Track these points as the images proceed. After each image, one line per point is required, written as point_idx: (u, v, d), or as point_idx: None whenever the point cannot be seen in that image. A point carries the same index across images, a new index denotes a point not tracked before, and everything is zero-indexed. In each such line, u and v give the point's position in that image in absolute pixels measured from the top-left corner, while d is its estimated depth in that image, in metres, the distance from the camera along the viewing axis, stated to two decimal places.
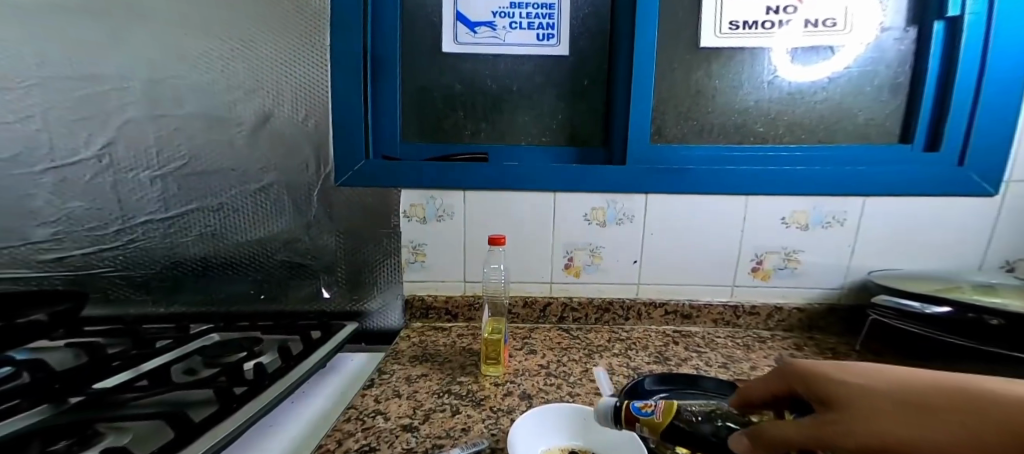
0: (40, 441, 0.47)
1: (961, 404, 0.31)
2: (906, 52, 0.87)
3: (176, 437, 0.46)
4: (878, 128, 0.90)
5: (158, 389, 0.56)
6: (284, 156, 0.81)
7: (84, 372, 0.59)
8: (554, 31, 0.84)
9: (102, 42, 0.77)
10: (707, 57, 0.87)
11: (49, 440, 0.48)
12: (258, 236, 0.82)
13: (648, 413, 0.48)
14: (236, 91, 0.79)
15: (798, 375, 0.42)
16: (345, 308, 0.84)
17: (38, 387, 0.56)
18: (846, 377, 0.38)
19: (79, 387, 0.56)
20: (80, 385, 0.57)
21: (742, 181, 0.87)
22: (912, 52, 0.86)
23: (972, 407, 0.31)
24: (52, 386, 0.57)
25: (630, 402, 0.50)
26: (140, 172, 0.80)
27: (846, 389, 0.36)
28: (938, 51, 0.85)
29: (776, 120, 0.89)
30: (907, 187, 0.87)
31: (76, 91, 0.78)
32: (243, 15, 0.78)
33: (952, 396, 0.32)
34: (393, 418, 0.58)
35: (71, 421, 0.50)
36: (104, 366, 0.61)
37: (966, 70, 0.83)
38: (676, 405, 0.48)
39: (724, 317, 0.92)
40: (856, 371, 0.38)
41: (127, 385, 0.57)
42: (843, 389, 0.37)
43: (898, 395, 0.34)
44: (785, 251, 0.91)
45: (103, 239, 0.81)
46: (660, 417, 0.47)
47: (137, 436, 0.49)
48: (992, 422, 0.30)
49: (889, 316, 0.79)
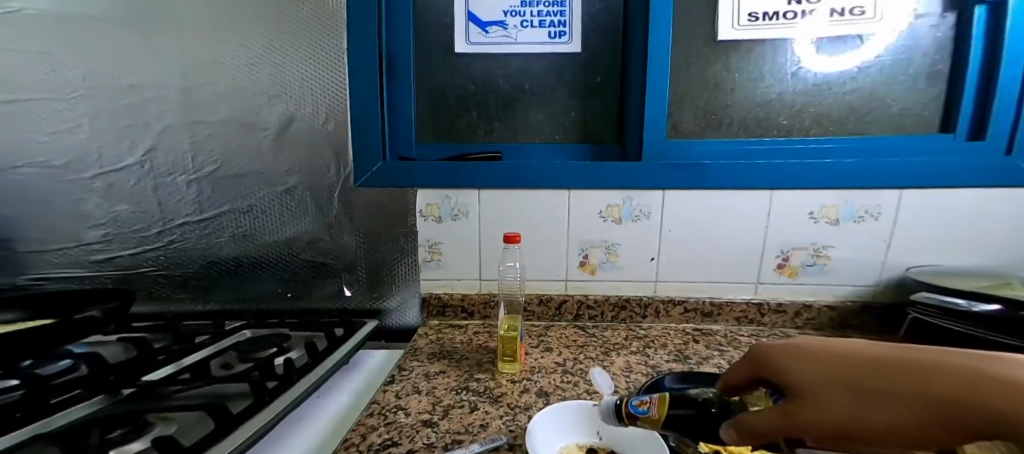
0: (99, 428, 0.51)
1: (912, 384, 0.33)
2: (944, 39, 0.82)
3: (217, 428, 0.50)
4: (916, 117, 0.85)
5: (198, 383, 0.60)
6: (308, 159, 0.84)
7: (133, 365, 0.64)
8: (566, 29, 0.84)
9: (140, 54, 0.82)
10: (725, 50, 0.84)
11: (106, 429, 0.51)
12: (284, 236, 0.86)
13: (645, 411, 0.51)
14: (261, 98, 0.83)
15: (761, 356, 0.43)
16: (365, 306, 0.87)
17: (95, 378, 0.61)
18: (802, 356, 0.39)
19: (129, 379, 0.60)
20: (131, 378, 0.61)
21: (766, 175, 0.84)
22: (951, 38, 0.82)
23: (923, 387, 0.33)
24: (107, 377, 0.61)
25: (630, 401, 0.52)
26: (178, 176, 0.85)
27: (805, 371, 0.38)
28: (980, 38, 0.80)
29: (802, 112, 0.86)
30: (948, 178, 0.82)
31: (120, 101, 0.83)
32: (266, 25, 0.81)
33: (902, 372, 0.34)
34: (414, 414, 0.60)
35: (124, 411, 0.54)
36: (151, 360, 0.66)
37: (1012, 57, 0.78)
38: (668, 397, 0.51)
39: (748, 315, 0.89)
40: (810, 350, 0.39)
41: (171, 378, 0.61)
42: (804, 372, 0.38)
43: (853, 376, 0.36)
44: (814, 247, 0.87)
45: (146, 240, 0.86)
46: (657, 413, 0.50)
47: (184, 425, 0.53)
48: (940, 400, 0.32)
49: (934, 314, 0.75)
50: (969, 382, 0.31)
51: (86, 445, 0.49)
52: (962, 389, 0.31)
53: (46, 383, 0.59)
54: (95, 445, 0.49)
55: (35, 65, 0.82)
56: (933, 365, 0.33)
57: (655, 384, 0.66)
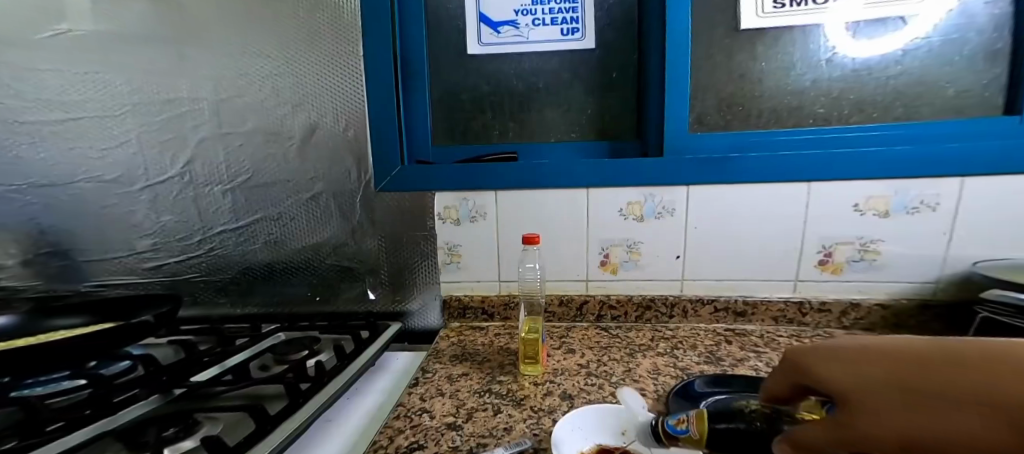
0: (156, 427, 0.53)
1: (950, 382, 0.34)
2: (1002, 16, 0.74)
3: (257, 431, 0.52)
4: (974, 100, 0.77)
5: (241, 383, 0.61)
6: (330, 166, 0.87)
7: (182, 364, 0.66)
8: (579, 25, 0.83)
9: (175, 72, 0.88)
10: (751, 38, 0.79)
11: (161, 427, 0.53)
12: (312, 241, 0.89)
13: (684, 430, 0.50)
14: (284, 108, 0.86)
15: (792, 360, 0.43)
16: (388, 309, 0.89)
17: (150, 379, 0.62)
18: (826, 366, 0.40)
19: (180, 379, 0.63)
20: (182, 378, 0.63)
21: (804, 165, 0.78)
22: (1012, 15, 0.74)
23: (974, 386, 0.33)
24: (160, 378, 0.63)
25: (666, 421, 0.53)
26: (214, 187, 0.90)
27: (841, 376, 0.38)
28: None
29: (840, 99, 0.79)
30: (1014, 163, 0.73)
31: (160, 116, 0.89)
32: (284, 38, 0.84)
33: (939, 369, 0.35)
34: (438, 417, 0.60)
35: (173, 411, 0.57)
36: (198, 361, 0.68)
37: None
38: (706, 415, 0.50)
39: (786, 314, 0.83)
40: (841, 354, 0.40)
41: (215, 379, 0.63)
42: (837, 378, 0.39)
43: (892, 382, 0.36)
44: (861, 241, 0.80)
45: (190, 248, 0.93)
46: (696, 430, 0.50)
47: (227, 427, 0.56)
48: (989, 400, 0.32)
49: (1007, 313, 0.67)
50: (1011, 380, 0.32)
51: (144, 442, 0.51)
52: (1007, 387, 0.31)
53: (109, 381, 0.62)
54: (152, 444, 0.51)
55: (85, 85, 0.90)
56: (975, 358, 0.34)
57: (682, 390, 0.63)
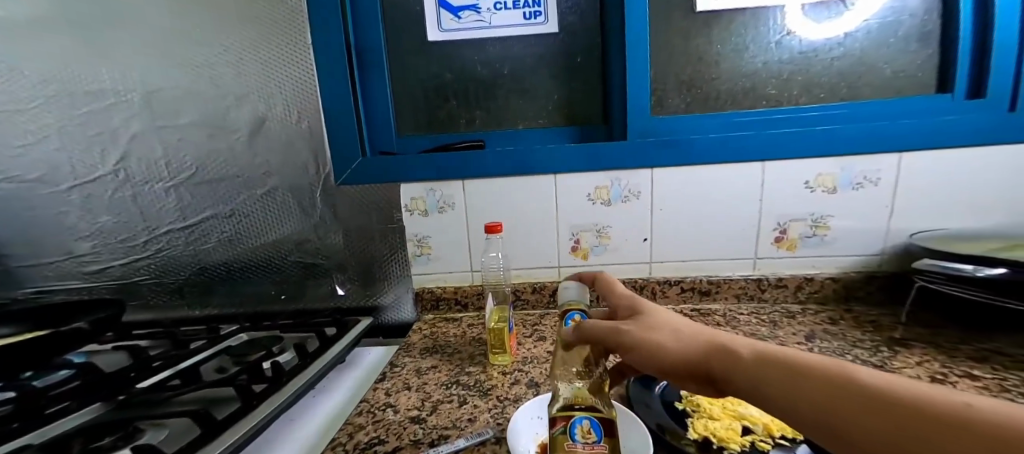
0: (81, 441, 0.49)
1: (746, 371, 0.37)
2: None
3: (201, 435, 0.48)
4: (912, 79, 0.82)
5: (189, 387, 0.57)
6: (285, 159, 0.83)
7: (124, 371, 0.61)
8: (540, 9, 0.82)
9: (104, 59, 0.81)
10: (708, 21, 0.82)
11: (90, 439, 0.49)
12: (271, 238, 0.86)
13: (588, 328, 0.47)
14: (230, 98, 0.82)
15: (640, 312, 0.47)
16: (360, 304, 0.87)
17: (87, 389, 0.58)
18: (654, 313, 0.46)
19: (122, 386, 0.58)
20: (125, 385, 0.58)
21: (759, 145, 0.81)
22: None
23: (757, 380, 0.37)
24: (99, 387, 0.58)
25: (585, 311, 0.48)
26: (155, 183, 0.84)
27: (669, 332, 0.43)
28: None
29: (790, 80, 0.83)
30: (952, 136, 0.78)
31: (87, 109, 0.83)
32: (229, 24, 0.80)
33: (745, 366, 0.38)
34: (402, 411, 0.59)
35: (112, 420, 0.52)
36: (145, 367, 0.63)
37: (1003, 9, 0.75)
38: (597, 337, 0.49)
39: (747, 291, 0.86)
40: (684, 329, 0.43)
41: (161, 385, 0.58)
42: (650, 318, 0.45)
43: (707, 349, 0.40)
44: (813, 218, 0.84)
45: (134, 250, 0.87)
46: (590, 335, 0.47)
47: (174, 434, 0.51)
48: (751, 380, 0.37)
49: (946, 283, 0.70)
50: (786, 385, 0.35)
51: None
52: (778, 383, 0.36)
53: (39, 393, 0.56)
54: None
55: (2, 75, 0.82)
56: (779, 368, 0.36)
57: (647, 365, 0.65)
